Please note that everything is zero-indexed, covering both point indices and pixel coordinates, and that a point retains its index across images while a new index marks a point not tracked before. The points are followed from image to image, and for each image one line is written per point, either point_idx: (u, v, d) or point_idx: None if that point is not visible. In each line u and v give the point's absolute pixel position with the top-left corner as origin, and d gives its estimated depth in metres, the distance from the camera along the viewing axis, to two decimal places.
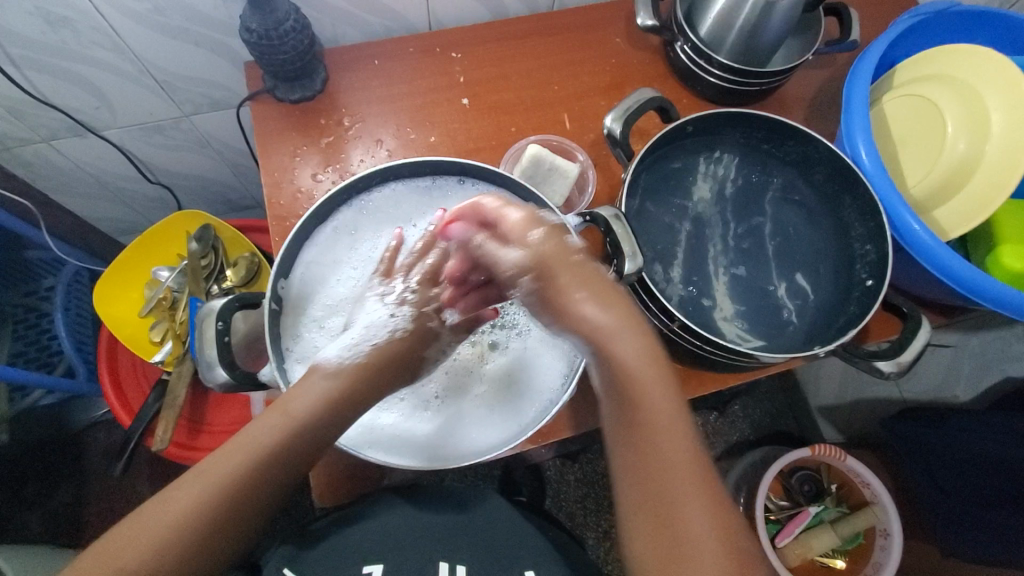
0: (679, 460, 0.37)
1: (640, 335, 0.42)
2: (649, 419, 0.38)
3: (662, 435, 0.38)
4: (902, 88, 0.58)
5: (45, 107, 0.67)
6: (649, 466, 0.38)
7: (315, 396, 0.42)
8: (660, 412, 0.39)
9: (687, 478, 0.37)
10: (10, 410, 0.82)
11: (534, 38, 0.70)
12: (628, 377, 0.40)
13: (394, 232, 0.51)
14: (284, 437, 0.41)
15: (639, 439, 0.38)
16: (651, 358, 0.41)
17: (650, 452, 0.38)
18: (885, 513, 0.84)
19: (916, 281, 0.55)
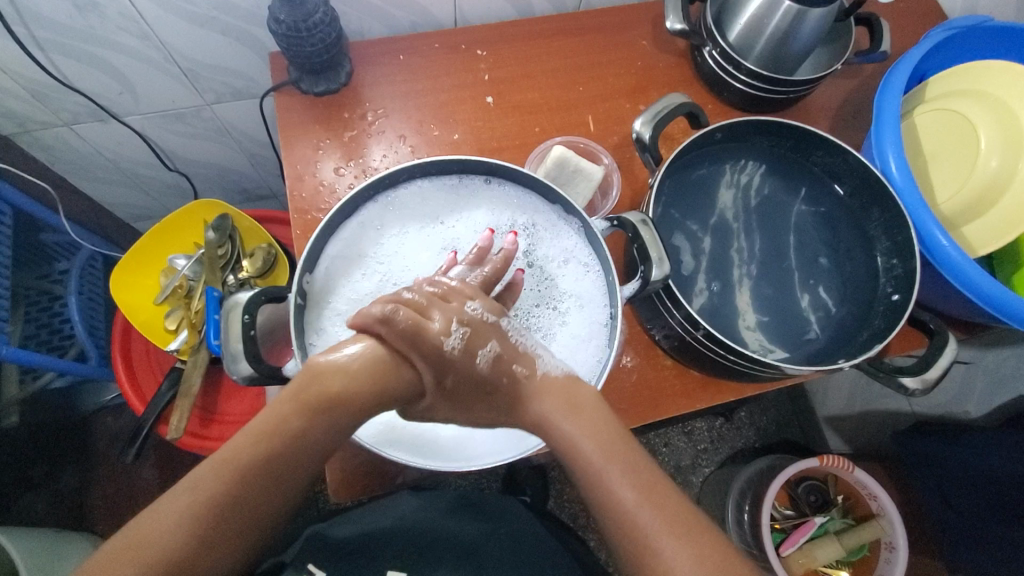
0: (660, 531, 0.34)
1: (577, 406, 0.38)
2: (613, 492, 0.35)
3: (637, 503, 0.34)
4: (934, 103, 0.57)
5: (67, 91, 0.66)
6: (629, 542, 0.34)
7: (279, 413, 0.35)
8: (621, 483, 0.35)
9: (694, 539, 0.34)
10: (22, 392, 0.82)
11: (560, 38, 0.69)
12: (575, 453, 0.36)
13: (419, 230, 0.51)
14: (242, 484, 0.33)
15: (606, 512, 0.35)
16: (599, 428, 0.37)
17: (626, 527, 0.34)
18: (891, 527, 0.83)
19: (940, 297, 0.55)
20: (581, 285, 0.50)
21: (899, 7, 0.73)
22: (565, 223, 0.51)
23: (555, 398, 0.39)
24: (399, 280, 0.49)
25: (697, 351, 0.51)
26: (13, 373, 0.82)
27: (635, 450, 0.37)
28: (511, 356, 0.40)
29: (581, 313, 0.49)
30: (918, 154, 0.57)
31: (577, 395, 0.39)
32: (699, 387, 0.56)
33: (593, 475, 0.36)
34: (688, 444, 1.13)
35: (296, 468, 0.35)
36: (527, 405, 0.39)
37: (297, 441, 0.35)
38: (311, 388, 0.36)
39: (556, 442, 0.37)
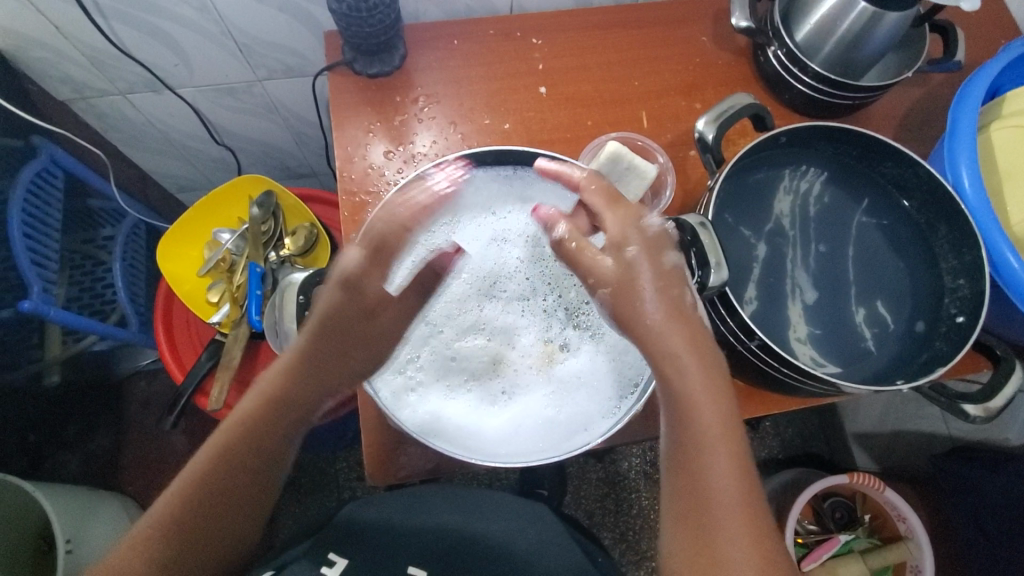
0: (731, 501, 0.39)
1: (699, 361, 0.42)
2: (706, 460, 0.40)
3: (718, 473, 0.39)
4: (1016, 118, 0.54)
5: (126, 59, 0.67)
6: (701, 500, 0.39)
7: (243, 409, 0.44)
8: (717, 450, 0.40)
9: (745, 520, 0.39)
10: (63, 352, 0.84)
11: (617, 30, 0.68)
12: (687, 413, 0.41)
13: None
14: (199, 489, 0.41)
15: (694, 474, 0.40)
16: (714, 393, 0.41)
17: (704, 485, 0.39)
18: (919, 550, 0.82)
19: (1008, 323, 0.52)
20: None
21: (978, 14, 0.69)
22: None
23: (680, 324, 0.42)
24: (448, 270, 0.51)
25: (746, 361, 0.50)
26: (56, 333, 0.84)
27: (735, 431, 0.41)
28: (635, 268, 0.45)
29: None
30: (992, 171, 0.55)
31: (703, 341, 0.43)
32: (742, 397, 0.55)
33: (697, 432, 0.40)
34: None
35: (260, 455, 0.43)
36: (650, 310, 0.43)
37: (241, 445, 0.43)
38: (250, 401, 0.44)
39: (675, 393, 0.42)
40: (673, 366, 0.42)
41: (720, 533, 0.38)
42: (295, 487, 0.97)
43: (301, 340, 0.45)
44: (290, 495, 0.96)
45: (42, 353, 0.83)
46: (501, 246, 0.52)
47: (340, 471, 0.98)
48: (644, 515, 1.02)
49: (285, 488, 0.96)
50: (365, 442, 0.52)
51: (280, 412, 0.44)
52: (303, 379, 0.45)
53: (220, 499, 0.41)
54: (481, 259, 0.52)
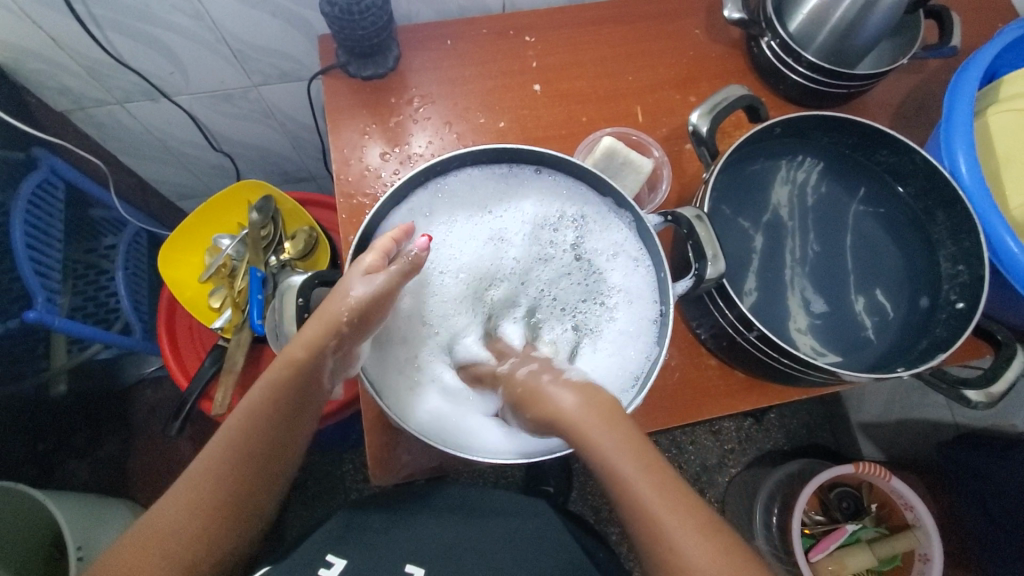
0: (696, 549, 0.33)
1: (599, 408, 0.39)
2: (648, 514, 0.35)
3: (667, 524, 0.34)
4: (1013, 101, 0.54)
5: (122, 69, 0.68)
6: (669, 565, 0.34)
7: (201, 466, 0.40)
8: (663, 504, 0.35)
9: (724, 565, 0.33)
10: (68, 362, 0.85)
11: (610, 26, 0.68)
12: (610, 469, 0.37)
13: (467, 217, 0.52)
14: (159, 551, 0.37)
15: (646, 536, 0.35)
16: (624, 438, 0.38)
17: (662, 541, 0.34)
18: (926, 538, 0.81)
19: (1009, 308, 0.52)
20: (630, 279, 0.51)
21: None
22: (610, 215, 0.51)
23: (578, 396, 0.41)
24: (446, 267, 0.52)
25: (747, 352, 0.50)
26: (62, 342, 0.84)
27: (672, 475, 0.36)
28: (544, 368, 0.45)
29: (630, 309, 0.50)
30: (990, 156, 0.54)
31: (606, 406, 0.40)
32: (743, 389, 0.56)
33: (630, 492, 0.36)
34: (714, 443, 1.12)
35: (264, 471, 0.42)
36: (549, 393, 0.42)
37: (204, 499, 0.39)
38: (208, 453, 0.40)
39: (586, 449, 0.38)
40: (576, 422, 0.39)
41: None
42: (304, 490, 0.97)
43: (262, 387, 0.43)
44: (298, 498, 0.97)
45: (48, 363, 0.83)
46: (509, 246, 0.53)
47: (347, 473, 0.98)
48: None
49: (294, 490, 0.97)
50: (368, 442, 0.52)
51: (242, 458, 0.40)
52: (304, 392, 0.44)
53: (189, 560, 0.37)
54: (490, 260, 0.52)
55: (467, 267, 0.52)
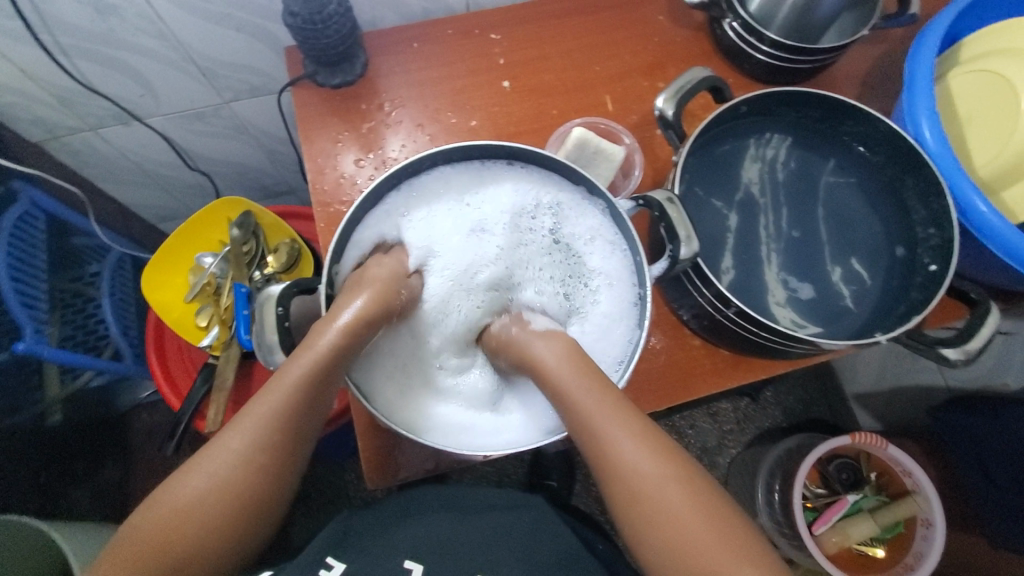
0: (653, 471, 0.41)
1: (572, 359, 0.46)
2: (613, 443, 0.42)
3: (627, 450, 0.42)
4: (972, 64, 0.55)
5: (92, 95, 0.68)
6: (625, 484, 0.41)
7: (234, 441, 0.42)
8: (618, 434, 0.42)
9: (674, 480, 0.41)
10: (63, 391, 0.85)
11: (574, 18, 0.68)
12: (579, 414, 0.43)
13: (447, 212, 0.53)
14: (197, 511, 0.40)
15: (609, 463, 0.42)
16: (590, 381, 0.45)
17: (624, 466, 0.41)
18: (927, 502, 0.82)
19: (982, 267, 0.53)
20: (609, 262, 0.52)
21: None
22: (581, 200, 0.51)
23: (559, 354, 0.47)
24: (435, 264, 0.55)
25: (728, 330, 0.50)
26: (54, 372, 0.84)
27: (628, 409, 0.43)
28: (514, 321, 0.53)
29: (611, 292, 0.52)
30: (953, 118, 0.55)
31: (580, 357, 0.47)
32: (729, 366, 0.56)
33: (590, 426, 0.43)
34: (713, 425, 1.13)
35: (291, 452, 0.43)
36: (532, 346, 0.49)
37: (239, 472, 0.41)
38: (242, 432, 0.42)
39: (559, 394, 0.45)
40: (552, 374, 0.46)
41: (659, 503, 0.40)
42: (307, 503, 0.97)
43: (292, 385, 0.44)
44: (302, 510, 0.97)
45: (42, 394, 0.83)
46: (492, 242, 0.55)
47: (350, 482, 0.99)
48: None
49: (297, 503, 0.97)
50: (361, 446, 0.52)
51: (274, 437, 0.42)
52: (315, 401, 0.45)
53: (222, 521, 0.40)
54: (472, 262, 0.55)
55: (452, 265, 0.55)
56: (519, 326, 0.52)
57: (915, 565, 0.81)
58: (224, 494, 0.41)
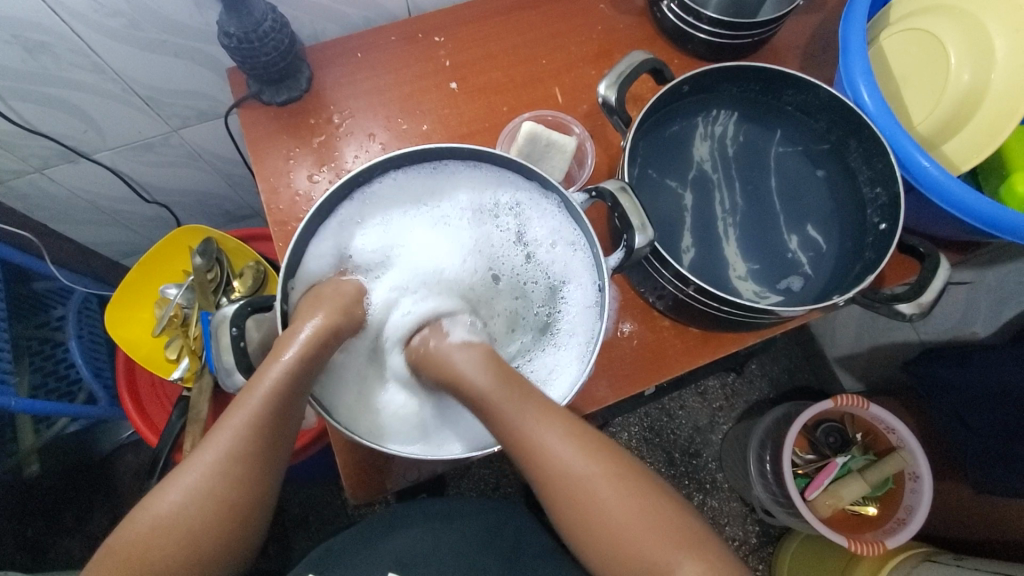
0: (581, 465, 0.43)
1: (493, 366, 0.48)
2: (541, 445, 0.43)
3: (555, 450, 0.43)
4: (901, 24, 0.56)
5: (34, 136, 0.66)
6: (555, 481, 0.43)
7: (218, 442, 0.41)
8: (549, 439, 0.43)
9: (600, 469, 0.43)
10: (38, 442, 0.83)
11: (517, 12, 0.67)
12: (502, 418, 0.44)
13: (402, 211, 0.53)
14: (187, 507, 0.40)
15: (538, 468, 0.43)
16: (510, 384, 0.46)
17: (551, 466, 0.43)
18: (912, 456, 0.83)
19: (932, 221, 0.54)
20: (571, 264, 0.52)
21: None
22: (548, 205, 0.51)
23: (480, 367, 0.48)
24: (406, 257, 0.55)
25: (692, 307, 0.51)
26: (27, 423, 0.82)
27: (552, 408, 0.45)
28: (433, 332, 0.53)
29: (577, 292, 0.52)
30: (889, 78, 0.56)
31: (503, 366, 0.48)
32: (700, 343, 0.57)
33: (536, 451, 0.43)
34: (703, 404, 1.14)
35: (271, 454, 0.43)
36: (446, 356, 0.50)
37: (223, 472, 0.41)
38: (224, 430, 0.42)
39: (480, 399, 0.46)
40: (469, 380, 0.47)
41: (591, 496, 0.42)
42: (307, 525, 0.96)
43: (257, 401, 0.43)
44: (302, 533, 0.96)
45: (16, 446, 0.81)
46: (455, 247, 0.55)
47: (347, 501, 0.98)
48: None
49: (296, 526, 0.96)
50: (342, 463, 0.51)
51: (257, 443, 0.42)
52: (289, 408, 0.44)
53: (203, 522, 0.40)
54: (420, 268, 0.55)
55: (419, 260, 0.55)
56: (438, 339, 0.52)
57: (907, 518, 0.82)
58: (201, 509, 0.40)
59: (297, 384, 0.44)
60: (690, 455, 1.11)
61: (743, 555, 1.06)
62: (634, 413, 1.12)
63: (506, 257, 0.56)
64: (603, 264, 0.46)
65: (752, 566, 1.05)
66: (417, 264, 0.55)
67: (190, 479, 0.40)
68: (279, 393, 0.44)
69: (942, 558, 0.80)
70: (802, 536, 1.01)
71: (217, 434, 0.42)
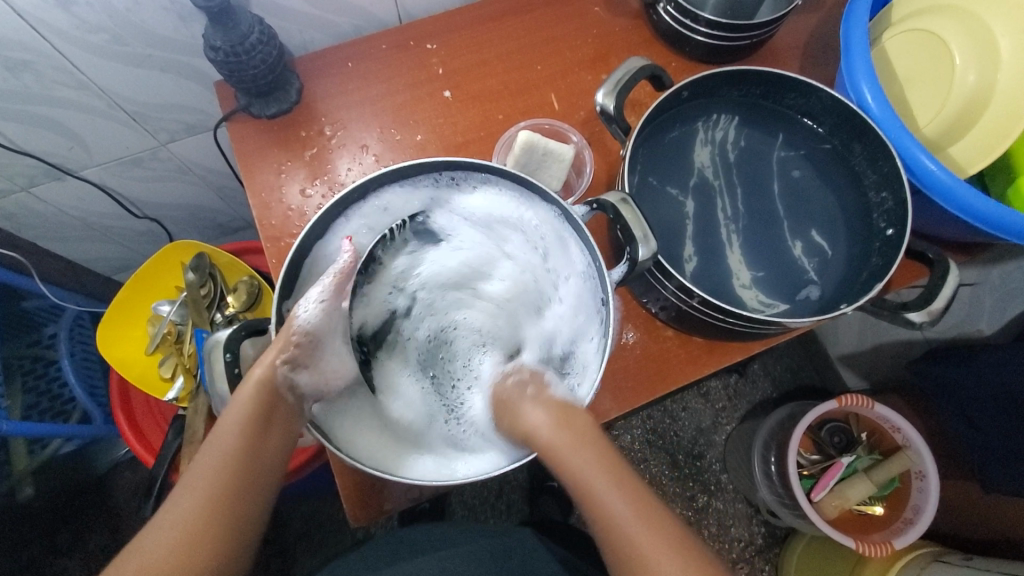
0: (644, 538, 0.41)
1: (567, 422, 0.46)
2: (610, 510, 0.42)
3: (622, 517, 0.42)
4: (903, 24, 0.55)
5: (18, 155, 0.65)
6: (620, 550, 0.41)
7: (184, 499, 0.41)
8: (620, 508, 0.42)
9: (666, 545, 0.40)
10: (30, 464, 0.82)
11: (510, 17, 0.66)
12: (574, 476, 0.45)
13: (413, 207, 0.51)
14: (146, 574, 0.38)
15: (606, 533, 0.42)
16: (583, 444, 0.45)
17: (616, 533, 0.41)
18: (918, 455, 0.83)
19: (938, 225, 0.53)
20: (580, 299, 0.50)
21: None
22: (565, 238, 0.49)
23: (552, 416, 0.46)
24: (419, 254, 0.54)
25: (697, 319, 0.50)
26: (21, 445, 0.81)
27: (625, 476, 0.44)
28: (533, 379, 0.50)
29: (581, 314, 0.50)
30: (892, 79, 0.55)
31: (567, 409, 0.47)
32: (705, 352, 0.56)
33: (606, 517, 0.42)
34: (705, 405, 1.13)
35: (240, 515, 0.42)
36: (522, 409, 0.48)
37: (188, 535, 0.39)
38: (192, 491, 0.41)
39: (554, 455, 0.45)
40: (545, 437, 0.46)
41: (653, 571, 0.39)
42: (309, 538, 0.95)
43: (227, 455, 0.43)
44: (305, 546, 0.95)
45: (9, 469, 0.80)
46: (467, 251, 0.54)
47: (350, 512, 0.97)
48: (657, 484, 1.08)
49: (299, 539, 0.95)
50: (341, 485, 0.50)
51: (224, 502, 0.41)
52: (260, 459, 0.44)
53: None
54: (436, 263, 0.54)
55: (431, 257, 0.54)
56: (534, 389, 0.49)
57: (915, 518, 0.81)
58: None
59: (265, 408, 0.46)
60: (694, 458, 1.10)
61: (749, 557, 1.05)
62: (636, 416, 1.12)
63: (514, 268, 0.55)
64: (606, 278, 0.45)
65: (759, 567, 1.05)
66: (430, 263, 0.54)
67: (152, 542, 0.39)
68: (246, 443, 0.44)
69: (951, 558, 0.79)
70: (808, 538, 1.00)
71: (182, 492, 0.41)
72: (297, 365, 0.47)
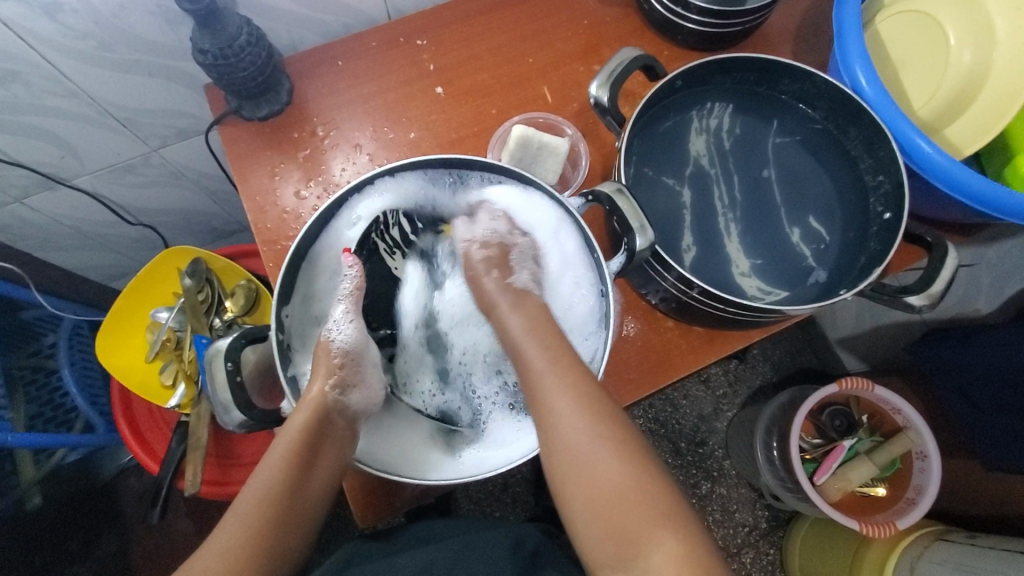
0: (573, 414, 0.44)
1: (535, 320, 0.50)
2: (549, 398, 0.45)
3: (558, 398, 0.45)
4: (896, 6, 0.55)
5: (10, 166, 0.64)
6: (552, 429, 0.45)
7: (235, 524, 0.44)
8: (557, 387, 0.45)
9: (592, 426, 0.44)
10: (38, 472, 0.81)
11: (500, 10, 0.65)
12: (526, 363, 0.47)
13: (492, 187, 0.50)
14: None
15: (542, 415, 0.45)
16: (541, 333, 0.49)
17: (548, 410, 0.45)
18: (919, 436, 0.83)
19: (935, 206, 0.53)
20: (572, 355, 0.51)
21: None
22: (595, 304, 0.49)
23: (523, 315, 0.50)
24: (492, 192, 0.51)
25: (697, 309, 0.50)
26: (27, 455, 0.81)
27: (576, 367, 0.46)
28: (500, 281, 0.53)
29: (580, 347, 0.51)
30: (886, 62, 0.55)
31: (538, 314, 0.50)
32: (706, 341, 0.56)
33: (543, 399, 0.45)
34: (706, 392, 1.14)
35: (286, 535, 0.45)
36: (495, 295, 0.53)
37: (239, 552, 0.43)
38: (242, 515, 0.44)
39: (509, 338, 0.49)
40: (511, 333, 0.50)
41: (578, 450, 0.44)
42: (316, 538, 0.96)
43: (276, 475, 0.46)
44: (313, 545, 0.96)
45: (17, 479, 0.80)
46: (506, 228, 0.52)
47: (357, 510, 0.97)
48: None
49: None
50: (349, 486, 0.51)
51: (277, 527, 0.45)
52: (305, 482, 0.47)
53: None
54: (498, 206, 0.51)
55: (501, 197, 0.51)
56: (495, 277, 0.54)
57: (917, 498, 0.82)
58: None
59: (313, 439, 0.48)
60: (696, 445, 1.11)
61: (754, 541, 1.06)
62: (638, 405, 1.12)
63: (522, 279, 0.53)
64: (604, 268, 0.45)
65: (764, 550, 1.06)
66: (490, 206, 0.52)
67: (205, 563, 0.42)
68: (289, 467, 0.47)
69: (954, 536, 0.79)
70: (812, 520, 1.00)
71: (236, 514, 0.45)
72: (343, 386, 0.49)
